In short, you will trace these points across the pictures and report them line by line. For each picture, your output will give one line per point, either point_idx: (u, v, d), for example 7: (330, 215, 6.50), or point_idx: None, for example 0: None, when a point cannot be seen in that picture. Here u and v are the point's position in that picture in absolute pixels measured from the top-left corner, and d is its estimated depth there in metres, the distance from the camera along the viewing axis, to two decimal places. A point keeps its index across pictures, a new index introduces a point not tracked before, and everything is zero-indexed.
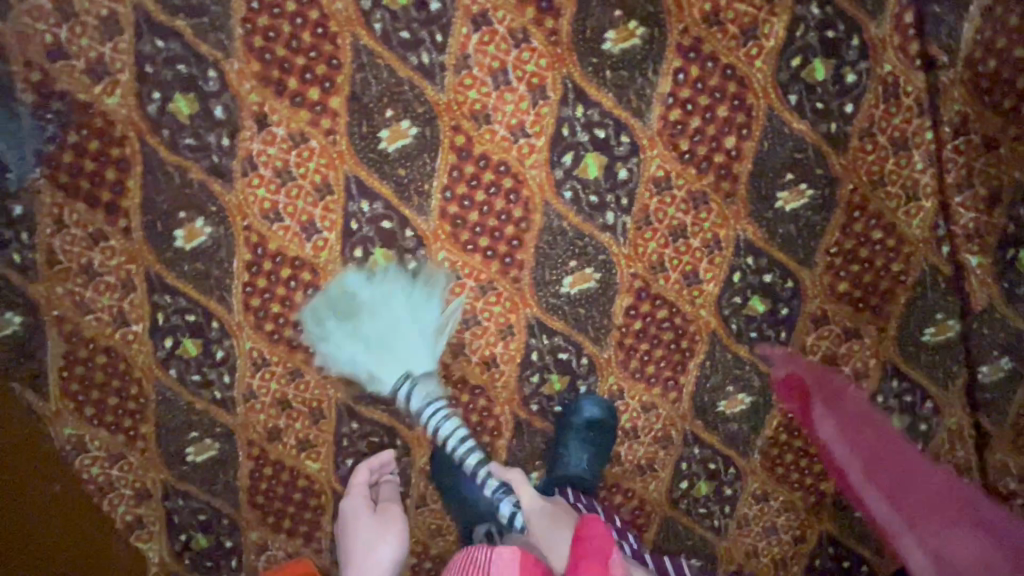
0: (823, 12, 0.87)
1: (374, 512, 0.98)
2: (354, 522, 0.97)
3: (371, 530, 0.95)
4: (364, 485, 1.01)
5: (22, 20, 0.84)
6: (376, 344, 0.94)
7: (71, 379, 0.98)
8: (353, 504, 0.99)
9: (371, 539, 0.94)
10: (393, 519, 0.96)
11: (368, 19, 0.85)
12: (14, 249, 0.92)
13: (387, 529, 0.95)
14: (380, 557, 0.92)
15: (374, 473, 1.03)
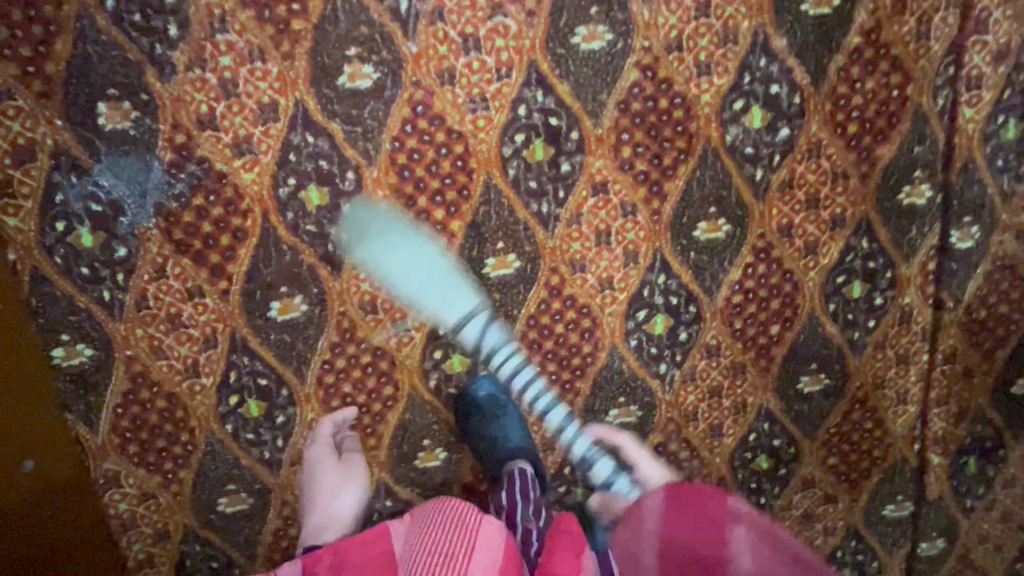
0: (871, 246, 1.03)
1: (339, 459, 1.01)
2: (317, 471, 0.99)
3: (338, 472, 0.99)
4: (328, 438, 1.02)
5: (182, 86, 0.87)
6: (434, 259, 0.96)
7: (124, 416, 0.99)
8: (317, 452, 1.01)
9: (335, 481, 0.98)
10: (358, 466, 1.01)
11: (506, 164, 0.94)
12: (105, 287, 0.93)
13: (351, 480, 0.99)
14: (342, 501, 0.98)
15: (340, 428, 1.03)
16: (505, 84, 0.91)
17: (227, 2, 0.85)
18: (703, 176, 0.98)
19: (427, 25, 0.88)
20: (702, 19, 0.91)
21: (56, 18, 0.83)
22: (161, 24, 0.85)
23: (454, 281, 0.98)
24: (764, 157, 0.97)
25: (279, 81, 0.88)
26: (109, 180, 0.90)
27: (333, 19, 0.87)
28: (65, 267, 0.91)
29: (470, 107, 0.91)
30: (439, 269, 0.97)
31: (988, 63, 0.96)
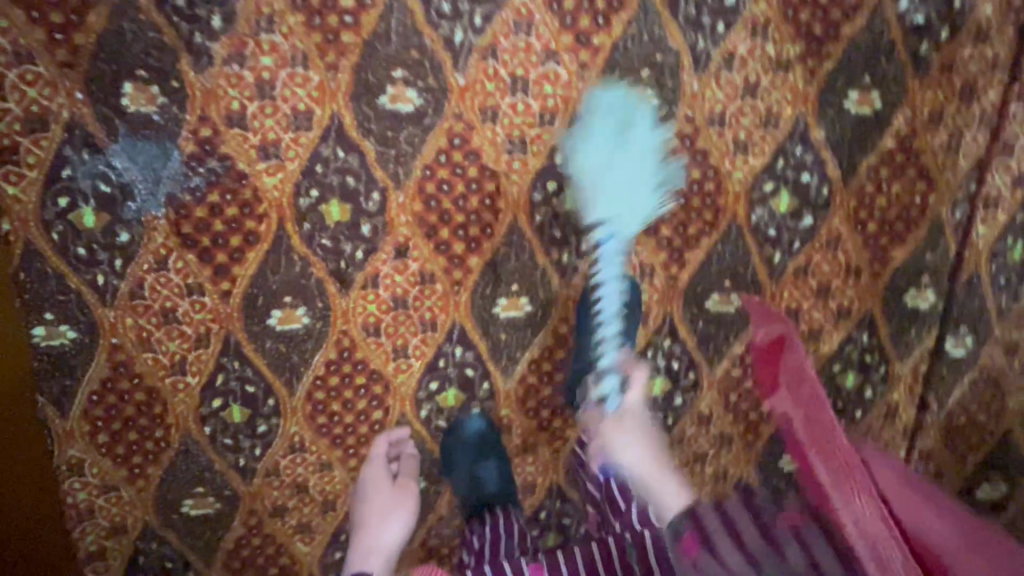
0: (871, 341, 1.06)
1: (393, 482, 0.99)
2: (370, 490, 0.98)
3: (389, 500, 0.97)
4: (384, 458, 1.00)
5: (216, 80, 0.84)
6: (618, 131, 0.88)
7: (98, 404, 0.95)
8: (371, 474, 0.99)
9: (386, 507, 0.96)
10: (409, 494, 0.99)
11: (533, 209, 0.93)
12: (100, 271, 0.89)
13: (404, 505, 0.98)
14: (393, 526, 0.96)
15: (396, 449, 1.02)
16: (546, 131, 0.90)
17: (277, 2, 0.82)
18: (723, 250, 0.99)
19: (478, 60, 0.86)
20: (749, 99, 0.91)
21: None
22: (205, 13, 0.81)
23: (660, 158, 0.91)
24: (785, 241, 0.99)
25: (318, 90, 0.85)
26: (122, 163, 0.86)
27: (383, 38, 0.84)
28: (61, 244, 0.87)
29: (508, 148, 0.90)
30: (624, 160, 0.87)
31: (1008, 186, 0.99)
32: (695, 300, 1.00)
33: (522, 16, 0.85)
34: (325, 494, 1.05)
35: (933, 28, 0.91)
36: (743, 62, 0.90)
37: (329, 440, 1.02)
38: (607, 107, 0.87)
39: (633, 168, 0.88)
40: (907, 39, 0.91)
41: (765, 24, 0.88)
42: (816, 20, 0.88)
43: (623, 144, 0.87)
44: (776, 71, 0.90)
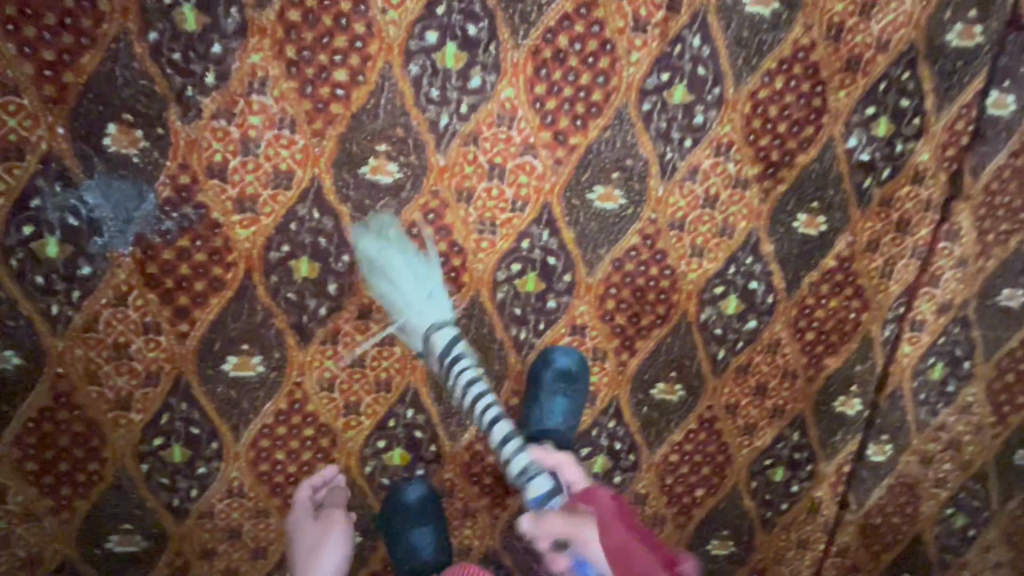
0: (800, 439, 1.12)
1: (316, 520, 0.98)
2: (297, 534, 0.98)
3: (316, 535, 0.96)
4: (307, 501, 0.99)
5: (202, 131, 0.86)
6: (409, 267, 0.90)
7: (34, 432, 0.93)
8: (296, 518, 0.99)
9: (313, 543, 0.96)
10: (333, 522, 0.97)
11: (496, 287, 0.97)
12: (56, 301, 0.88)
13: (328, 536, 0.96)
14: (325, 561, 0.94)
15: (317, 489, 1.01)
16: (517, 216, 0.95)
17: (273, 67, 0.85)
18: (672, 343, 1.04)
19: (459, 144, 0.91)
20: (707, 209, 0.98)
21: (91, 33, 0.80)
22: (200, 69, 0.83)
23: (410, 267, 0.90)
24: (729, 341, 1.05)
25: (302, 153, 0.88)
26: (94, 199, 0.86)
27: (371, 113, 0.88)
28: (19, 271, 0.86)
29: (478, 227, 0.94)
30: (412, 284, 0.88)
31: (933, 312, 1.07)
32: (641, 387, 1.05)
33: (506, 110, 0.90)
34: (258, 540, 1.04)
35: (877, 166, 1.00)
36: (705, 175, 0.97)
37: (268, 488, 1.02)
38: (364, 255, 0.90)
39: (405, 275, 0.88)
40: (853, 172, 0.99)
41: (728, 144, 0.96)
42: (773, 146, 0.97)
43: (409, 268, 0.89)
44: (734, 187, 0.98)
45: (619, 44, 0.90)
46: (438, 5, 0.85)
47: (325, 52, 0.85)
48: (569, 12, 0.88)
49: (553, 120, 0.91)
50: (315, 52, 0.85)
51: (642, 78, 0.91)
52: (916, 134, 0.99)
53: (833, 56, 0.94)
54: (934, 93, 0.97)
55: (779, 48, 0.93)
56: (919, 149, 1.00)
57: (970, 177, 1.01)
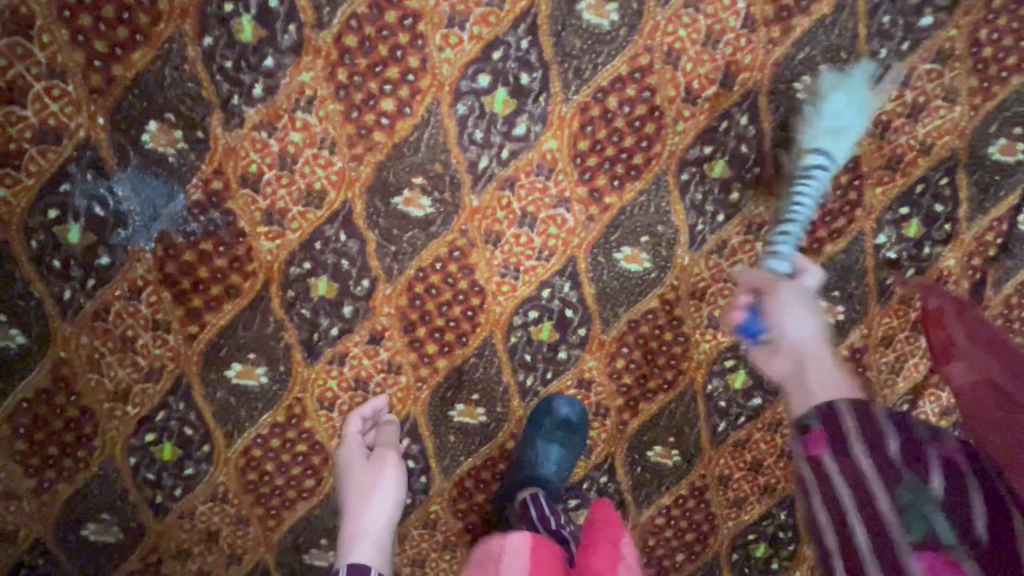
0: (785, 518, 1.12)
1: (368, 460, 0.90)
2: (347, 472, 0.90)
3: (368, 477, 0.87)
4: (357, 435, 0.94)
5: (242, 141, 0.85)
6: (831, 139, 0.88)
7: (27, 412, 0.92)
8: (348, 453, 0.92)
9: (365, 485, 0.86)
10: (387, 466, 0.88)
11: (511, 330, 0.97)
12: (70, 287, 0.88)
13: (383, 474, 0.87)
14: (377, 499, 0.84)
15: (369, 423, 0.96)
16: (541, 265, 0.95)
17: (322, 88, 0.84)
18: (675, 408, 1.04)
19: (496, 188, 0.91)
20: (729, 283, 0.99)
21: (146, 30, 0.80)
22: (249, 80, 0.83)
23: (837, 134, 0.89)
24: (732, 415, 1.05)
25: (338, 176, 0.88)
26: (123, 192, 0.86)
27: (413, 146, 0.88)
28: (37, 253, 0.86)
29: (502, 271, 0.94)
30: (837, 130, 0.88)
31: (935, 414, 1.08)
32: (638, 446, 1.05)
33: (546, 161, 0.90)
34: (234, 547, 1.03)
35: (902, 264, 1.00)
36: (732, 251, 0.97)
37: (253, 497, 1.01)
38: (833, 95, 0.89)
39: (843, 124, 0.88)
40: (878, 268, 1.00)
41: (760, 224, 0.96)
42: (803, 231, 0.97)
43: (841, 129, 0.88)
44: (759, 265, 0.98)
45: (667, 113, 0.90)
46: (495, 50, 0.85)
47: (376, 81, 0.85)
48: (623, 75, 0.88)
49: (593, 176, 0.92)
50: (366, 79, 0.85)
51: (684, 148, 0.92)
52: (945, 239, 0.99)
53: (874, 152, 0.95)
54: (968, 202, 0.98)
55: None
56: (947, 254, 1.00)
57: (992, 287, 1.02)
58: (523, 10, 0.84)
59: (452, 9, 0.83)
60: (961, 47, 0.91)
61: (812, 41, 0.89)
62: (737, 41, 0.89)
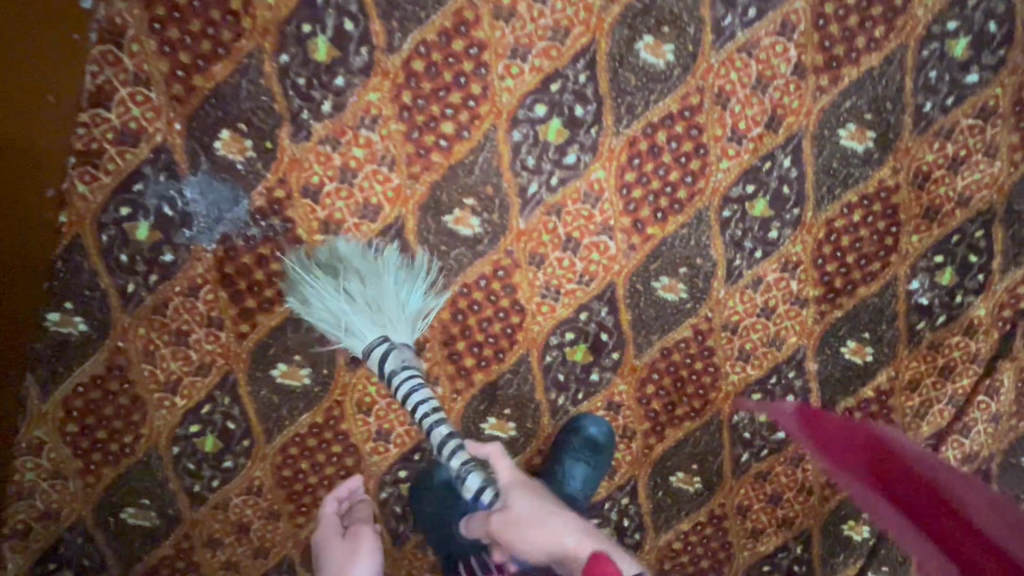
0: (801, 553, 1.13)
1: (343, 538, 0.94)
2: (324, 551, 0.94)
3: (343, 553, 0.92)
4: (334, 516, 0.97)
5: (307, 154, 0.89)
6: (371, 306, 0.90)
7: (80, 397, 0.97)
8: (323, 533, 0.96)
9: (342, 564, 0.91)
10: (362, 542, 0.92)
11: (546, 350, 1.00)
12: (134, 280, 0.92)
13: (358, 552, 0.91)
14: None
15: (343, 505, 0.99)
16: (581, 288, 0.98)
17: (387, 108, 0.89)
18: (700, 436, 1.06)
19: (543, 213, 0.94)
20: (762, 318, 1.01)
21: (228, 45, 0.84)
22: (319, 97, 0.87)
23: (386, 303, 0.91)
24: (755, 446, 1.07)
25: (394, 192, 0.92)
26: (192, 194, 0.90)
27: (468, 167, 0.92)
28: (107, 247, 0.90)
29: (543, 292, 0.98)
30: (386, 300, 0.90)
31: (958, 460, 1.06)
32: (660, 470, 1.07)
33: (594, 189, 0.94)
34: (263, 540, 1.07)
35: (933, 311, 1.02)
36: (768, 287, 1.00)
37: (286, 493, 1.04)
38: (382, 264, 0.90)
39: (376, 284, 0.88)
40: (908, 312, 1.02)
41: (796, 263, 0.99)
42: (837, 273, 1.00)
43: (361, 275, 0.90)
44: (793, 303, 1.01)
45: (713, 151, 0.93)
46: (554, 83, 0.89)
47: (439, 104, 0.89)
48: (673, 112, 0.91)
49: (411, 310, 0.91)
50: (429, 102, 0.89)
51: (727, 185, 0.95)
52: (976, 289, 1.01)
53: (913, 200, 0.97)
54: (1002, 254, 1.00)
55: (864, 184, 0.96)
56: (977, 303, 1.02)
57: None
58: (583, 46, 0.88)
59: (516, 41, 0.87)
60: (1003, 105, 0.94)
61: (858, 90, 0.92)
62: (786, 87, 0.92)
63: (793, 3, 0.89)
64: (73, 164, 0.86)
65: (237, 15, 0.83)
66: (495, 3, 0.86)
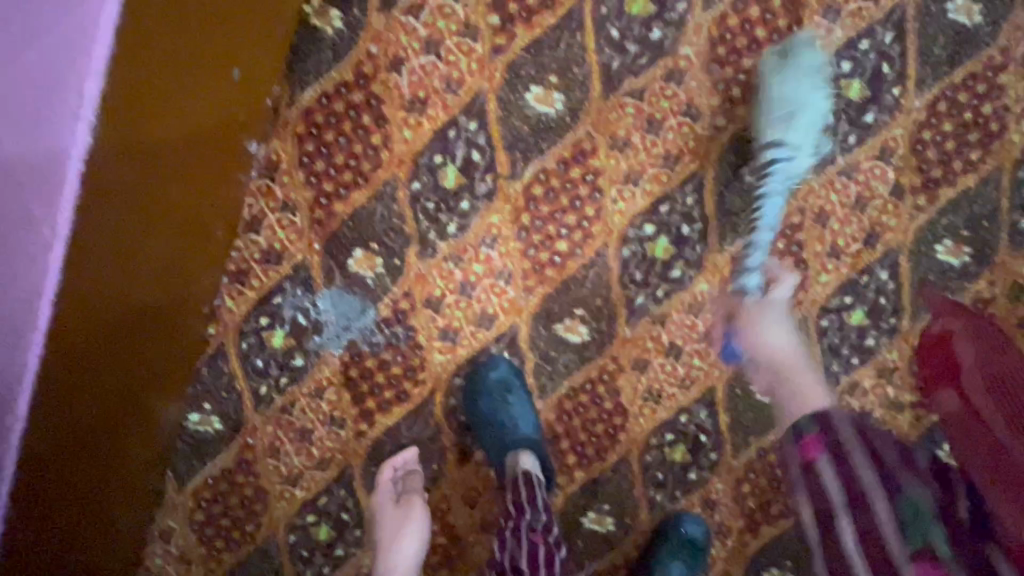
0: None
1: (396, 506, 0.98)
2: (380, 515, 0.98)
3: (394, 521, 0.96)
4: (389, 484, 1.00)
5: (431, 269, 0.96)
6: (806, 117, 0.88)
7: (211, 487, 1.03)
8: (380, 501, 0.99)
9: (393, 530, 0.96)
10: (411, 513, 0.96)
11: (646, 449, 1.04)
12: (267, 383, 1.00)
13: (408, 523, 0.96)
14: (404, 544, 0.95)
15: (398, 473, 1.01)
16: (681, 392, 1.02)
17: (506, 229, 0.95)
18: (797, 534, 1.07)
19: (648, 322, 0.99)
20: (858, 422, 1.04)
21: (367, 175, 0.92)
22: (445, 219, 0.95)
23: (791, 117, 0.88)
24: None
25: (509, 303, 0.98)
26: (324, 306, 0.98)
27: (579, 281, 0.97)
28: (246, 353, 0.98)
29: (645, 395, 1.02)
30: (813, 108, 0.88)
31: None
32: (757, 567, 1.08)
33: (697, 301, 0.99)
34: None
35: None
36: (864, 392, 1.02)
37: None
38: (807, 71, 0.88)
39: (808, 94, 0.88)
40: None
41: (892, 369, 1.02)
42: None
43: (814, 77, 0.88)
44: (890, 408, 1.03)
45: (812, 265, 0.98)
46: (663, 205, 0.95)
47: (555, 225, 0.95)
48: (776, 230, 0.96)
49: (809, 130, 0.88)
50: (546, 223, 0.95)
51: (826, 296, 0.99)
52: None
53: (1010, 311, 0.99)
54: None
55: (961, 296, 0.99)
56: None
57: None
58: (691, 172, 0.94)
59: (629, 168, 0.93)
60: None
61: (955, 209, 0.96)
62: (884, 206, 0.96)
63: (893, 130, 0.93)
64: (224, 283, 0.95)
65: (376, 149, 0.91)
66: (611, 135, 0.92)
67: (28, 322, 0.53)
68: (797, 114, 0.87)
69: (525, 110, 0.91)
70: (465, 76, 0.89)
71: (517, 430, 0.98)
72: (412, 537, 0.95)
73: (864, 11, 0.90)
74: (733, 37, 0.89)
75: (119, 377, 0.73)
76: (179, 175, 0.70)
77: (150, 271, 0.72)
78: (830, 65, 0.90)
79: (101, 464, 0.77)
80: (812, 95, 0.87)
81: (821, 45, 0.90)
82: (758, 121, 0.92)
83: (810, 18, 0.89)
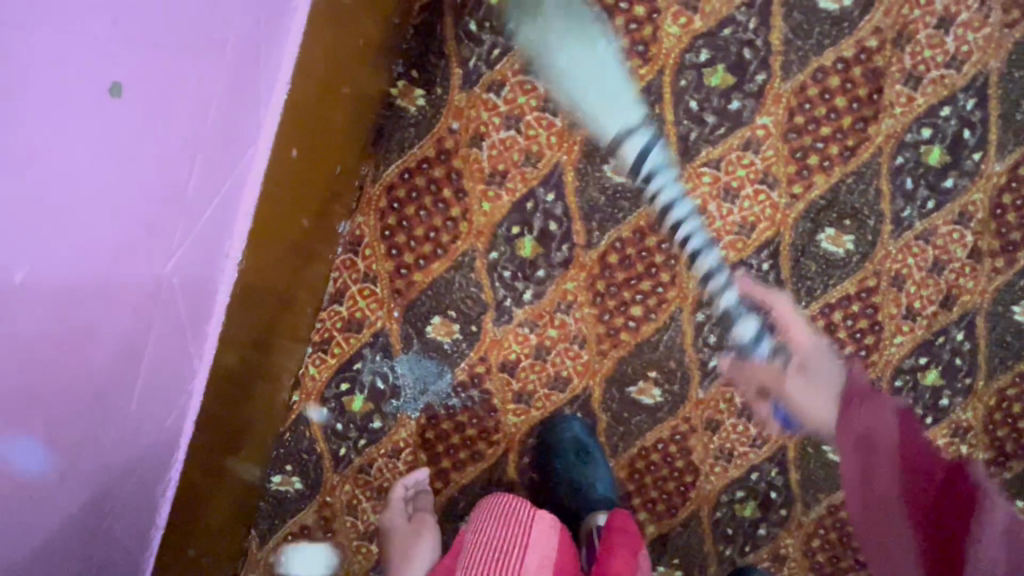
0: None
1: (408, 523, 0.95)
2: (388, 534, 0.95)
3: (406, 539, 0.93)
4: (401, 502, 0.98)
5: (507, 334, 0.98)
6: (598, 89, 0.82)
7: (290, 544, 1.05)
8: (389, 519, 0.97)
9: (405, 547, 0.92)
10: (426, 529, 0.93)
11: (716, 505, 1.05)
12: (345, 445, 1.02)
13: (422, 539, 0.92)
14: (416, 561, 0.90)
15: (411, 491, 1.00)
16: (752, 450, 1.03)
17: (581, 295, 0.96)
18: None
19: (721, 383, 1.00)
20: None
21: (446, 245, 0.95)
22: (522, 287, 0.96)
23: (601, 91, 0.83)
24: None
25: (584, 366, 0.99)
26: (402, 370, 1.00)
27: (653, 344, 0.98)
28: (326, 417, 1.01)
29: (716, 453, 1.03)
30: (609, 80, 0.83)
31: None
32: None
33: None
34: None
35: None
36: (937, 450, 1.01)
37: None
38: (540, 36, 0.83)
39: (583, 62, 0.81)
40: None
41: (966, 428, 1.01)
42: (1009, 438, 1.01)
43: (579, 55, 0.81)
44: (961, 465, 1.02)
45: (887, 327, 0.97)
46: (738, 270, 0.95)
47: (630, 290, 0.96)
48: (851, 293, 0.96)
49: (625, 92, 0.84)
50: (621, 289, 0.96)
51: (900, 357, 0.99)
52: None
53: None
54: None
55: None
56: None
57: None
58: (767, 239, 0.94)
59: (705, 235, 0.94)
60: None
61: None
62: (962, 270, 0.95)
63: (971, 194, 0.93)
64: (308, 351, 0.99)
65: (455, 221, 0.94)
66: (688, 204, 0.93)
67: (177, 427, 0.65)
68: (601, 74, 0.81)
69: (602, 180, 0.92)
70: (544, 150, 0.92)
71: (594, 490, 0.99)
72: (424, 551, 0.91)
73: (946, 78, 0.89)
74: (812, 106, 0.90)
75: (219, 445, 0.78)
76: (277, 256, 0.76)
77: (251, 346, 0.78)
78: (909, 132, 0.90)
79: (199, 527, 0.82)
80: (604, 65, 0.83)
81: (902, 112, 0.90)
82: (836, 187, 0.92)
83: (891, 85, 0.89)
